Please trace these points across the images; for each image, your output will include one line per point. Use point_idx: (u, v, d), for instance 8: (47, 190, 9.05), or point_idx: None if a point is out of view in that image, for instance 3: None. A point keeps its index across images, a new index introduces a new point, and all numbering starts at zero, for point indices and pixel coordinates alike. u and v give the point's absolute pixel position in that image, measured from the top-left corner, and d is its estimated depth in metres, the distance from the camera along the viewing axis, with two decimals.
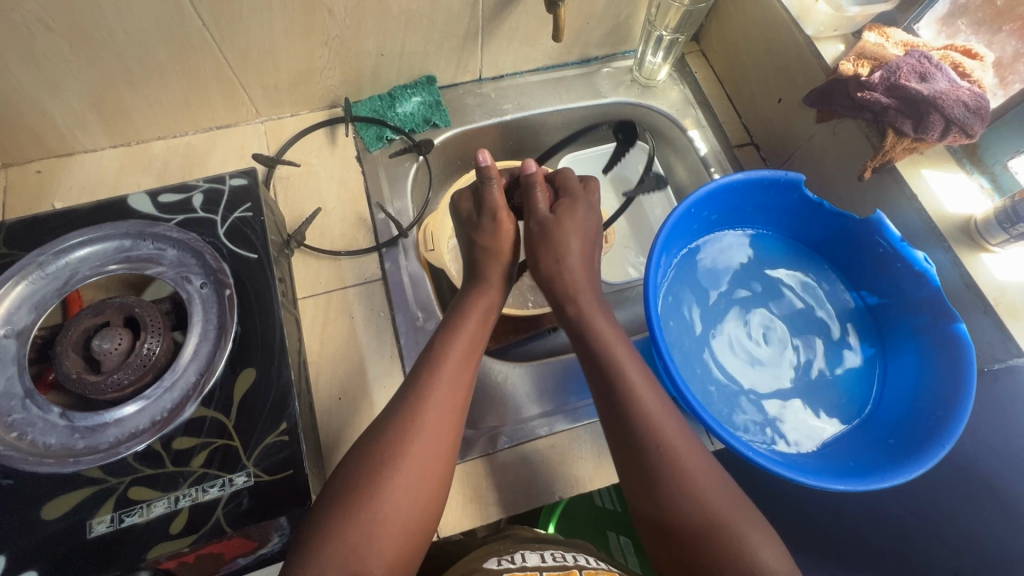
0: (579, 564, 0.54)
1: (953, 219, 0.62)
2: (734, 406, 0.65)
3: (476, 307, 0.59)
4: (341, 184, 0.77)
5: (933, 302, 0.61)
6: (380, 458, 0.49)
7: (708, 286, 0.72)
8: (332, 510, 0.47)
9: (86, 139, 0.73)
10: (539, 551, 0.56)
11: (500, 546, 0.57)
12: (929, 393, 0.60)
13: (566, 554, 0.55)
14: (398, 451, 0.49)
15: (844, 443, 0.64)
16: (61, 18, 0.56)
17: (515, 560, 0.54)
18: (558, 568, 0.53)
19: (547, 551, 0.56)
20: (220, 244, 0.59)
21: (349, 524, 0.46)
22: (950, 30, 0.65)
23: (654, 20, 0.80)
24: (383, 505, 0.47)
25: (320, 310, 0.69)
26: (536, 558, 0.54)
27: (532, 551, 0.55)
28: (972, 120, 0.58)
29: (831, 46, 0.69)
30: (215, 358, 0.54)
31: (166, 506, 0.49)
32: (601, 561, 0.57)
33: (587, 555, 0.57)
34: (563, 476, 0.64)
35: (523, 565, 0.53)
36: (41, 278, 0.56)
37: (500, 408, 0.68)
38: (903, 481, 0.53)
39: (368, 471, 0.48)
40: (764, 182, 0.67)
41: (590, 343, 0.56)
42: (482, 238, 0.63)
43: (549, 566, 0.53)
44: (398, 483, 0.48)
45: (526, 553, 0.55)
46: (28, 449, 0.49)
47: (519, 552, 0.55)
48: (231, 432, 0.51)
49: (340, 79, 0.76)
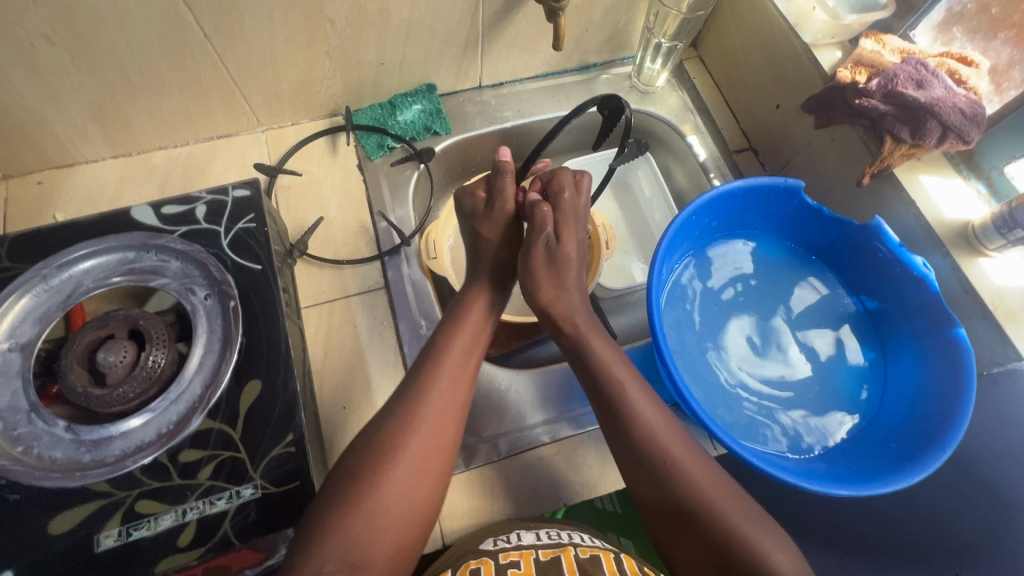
0: (574, 542, 0.53)
1: (951, 225, 0.62)
2: (734, 410, 0.66)
3: (480, 318, 0.59)
4: (343, 193, 0.77)
5: (932, 308, 0.61)
6: (379, 462, 0.48)
7: (709, 292, 0.73)
8: (330, 516, 0.46)
9: (86, 150, 0.73)
10: (534, 530, 0.55)
11: (497, 526, 0.57)
12: (930, 399, 0.60)
13: (561, 533, 0.55)
14: (400, 458, 0.49)
15: (846, 448, 0.64)
16: (63, 30, 0.56)
17: (511, 539, 0.54)
18: (554, 546, 0.53)
19: (542, 530, 0.55)
20: (224, 255, 0.59)
21: (346, 523, 0.45)
22: (946, 36, 0.66)
23: (653, 27, 0.80)
24: (382, 509, 0.47)
25: (323, 320, 0.70)
26: (532, 536, 0.54)
27: (527, 530, 0.55)
28: (969, 126, 0.59)
29: (828, 54, 0.70)
30: (221, 370, 0.54)
31: (173, 519, 0.49)
32: (597, 539, 0.56)
33: (582, 532, 0.56)
34: (567, 483, 0.65)
35: (518, 543, 0.53)
36: (45, 291, 0.56)
37: (503, 415, 0.68)
38: (905, 486, 0.53)
39: (367, 478, 0.47)
40: (763, 189, 0.68)
41: (599, 348, 0.57)
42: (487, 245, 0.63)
43: (545, 544, 0.53)
44: (398, 487, 0.48)
45: (522, 532, 0.55)
46: (34, 463, 0.49)
47: (516, 530, 0.55)
48: (237, 444, 0.52)
49: (341, 88, 0.76)
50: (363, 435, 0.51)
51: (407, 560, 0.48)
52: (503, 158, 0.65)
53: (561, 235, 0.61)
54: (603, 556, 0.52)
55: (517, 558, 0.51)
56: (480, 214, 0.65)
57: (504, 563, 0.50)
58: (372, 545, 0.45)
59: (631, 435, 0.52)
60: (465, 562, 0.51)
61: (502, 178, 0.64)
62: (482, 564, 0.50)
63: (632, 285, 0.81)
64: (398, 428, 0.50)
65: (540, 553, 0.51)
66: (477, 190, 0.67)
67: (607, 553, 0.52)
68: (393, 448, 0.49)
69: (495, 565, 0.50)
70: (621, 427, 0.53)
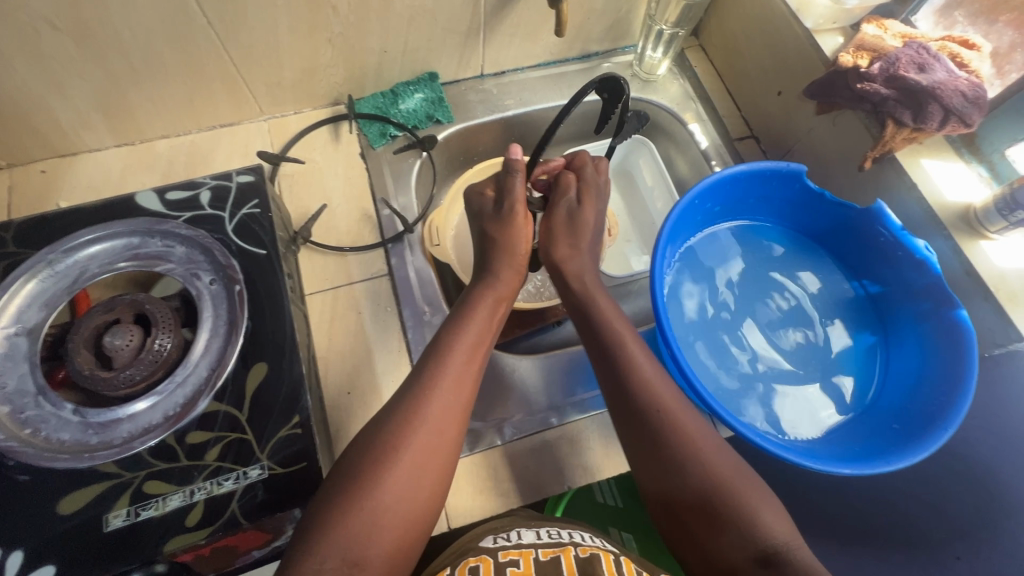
0: (575, 541, 0.53)
1: (952, 208, 0.63)
2: (736, 392, 0.66)
3: (490, 310, 0.59)
4: (346, 181, 0.77)
5: (934, 290, 0.62)
6: (383, 447, 0.49)
7: (712, 277, 0.73)
8: (335, 508, 0.46)
9: (89, 138, 0.73)
10: (535, 528, 0.55)
11: (498, 525, 0.57)
12: (933, 379, 0.61)
13: (562, 532, 0.55)
14: (403, 448, 0.49)
15: (848, 430, 0.64)
16: (65, 16, 0.56)
17: (511, 537, 0.54)
18: (554, 545, 0.53)
19: (543, 529, 0.56)
20: (229, 240, 0.59)
21: (350, 517, 0.45)
22: (947, 21, 0.66)
23: (654, 14, 0.80)
24: (383, 503, 0.47)
25: (328, 307, 0.70)
26: (533, 535, 0.54)
27: (528, 529, 0.55)
28: (970, 109, 0.59)
29: (830, 39, 0.70)
30: (227, 354, 0.54)
31: (181, 499, 0.49)
32: (598, 537, 0.56)
33: (584, 532, 0.56)
34: (570, 467, 0.65)
35: (518, 542, 0.53)
36: (51, 276, 0.56)
37: (508, 400, 0.68)
38: (908, 464, 0.54)
39: (372, 464, 0.48)
40: (766, 173, 0.68)
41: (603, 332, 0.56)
42: (491, 229, 0.63)
43: (545, 543, 0.53)
44: (401, 482, 0.48)
45: (522, 530, 0.55)
46: (42, 445, 0.50)
47: (516, 529, 0.55)
48: (244, 426, 0.52)
49: (343, 76, 0.76)
50: (370, 416, 0.52)
51: (408, 554, 0.48)
52: (515, 156, 0.62)
53: (575, 211, 0.61)
54: (603, 556, 0.51)
55: (517, 557, 0.51)
56: (489, 213, 0.64)
57: (504, 562, 0.50)
58: (373, 538, 0.46)
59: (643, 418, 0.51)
60: (464, 559, 0.51)
61: (513, 178, 0.62)
62: (481, 562, 0.50)
63: (634, 272, 0.81)
64: (404, 411, 0.51)
65: (539, 552, 0.51)
66: (486, 190, 0.66)
67: (606, 554, 0.52)
68: (400, 432, 0.50)
69: (494, 563, 0.50)
70: (633, 411, 0.52)
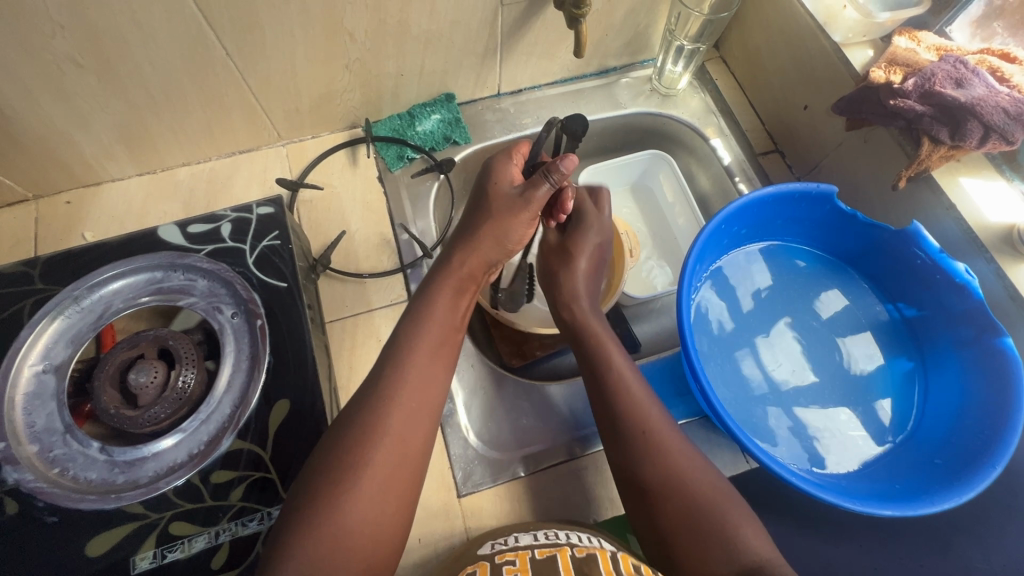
0: (572, 542, 0.50)
1: (994, 229, 0.60)
2: (766, 422, 0.64)
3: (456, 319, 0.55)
4: (364, 206, 0.77)
5: (976, 316, 0.59)
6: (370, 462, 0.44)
7: (738, 302, 0.71)
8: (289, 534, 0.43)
9: (112, 168, 0.74)
10: (533, 531, 0.53)
11: (497, 530, 0.55)
12: (975, 411, 0.58)
13: (559, 533, 0.52)
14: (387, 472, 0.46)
15: (887, 464, 0.62)
16: (89, 54, 0.57)
17: (508, 543, 0.52)
18: (551, 545, 0.49)
19: (541, 530, 0.53)
20: (249, 273, 0.59)
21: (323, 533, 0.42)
22: (985, 32, 0.64)
23: (675, 28, 0.78)
24: (350, 538, 0.42)
25: (348, 334, 0.69)
26: (529, 538, 0.52)
27: (525, 533, 0.53)
28: (1014, 126, 0.56)
29: (859, 52, 0.67)
30: (250, 390, 0.54)
31: (206, 541, 0.50)
32: (599, 538, 0.52)
33: (582, 532, 0.52)
34: (598, 497, 0.63)
35: (515, 545, 0.50)
36: (77, 312, 0.57)
37: (532, 430, 0.67)
38: (953, 505, 0.52)
39: None
40: (795, 195, 0.66)
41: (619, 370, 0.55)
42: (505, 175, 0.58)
43: (541, 544, 0.50)
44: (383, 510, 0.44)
45: (520, 535, 0.53)
46: (70, 485, 0.50)
47: (514, 534, 0.53)
48: (268, 465, 0.52)
49: (360, 100, 0.76)
50: None
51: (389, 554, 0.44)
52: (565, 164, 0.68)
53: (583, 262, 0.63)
54: (600, 554, 0.47)
55: (513, 557, 0.48)
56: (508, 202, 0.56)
57: (500, 562, 0.48)
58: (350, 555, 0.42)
59: (635, 449, 0.50)
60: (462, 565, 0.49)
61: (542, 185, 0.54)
62: (479, 568, 0.48)
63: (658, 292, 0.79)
64: (379, 431, 0.46)
65: (536, 552, 0.48)
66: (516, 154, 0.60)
67: (604, 552, 0.48)
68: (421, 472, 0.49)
69: (491, 565, 0.47)
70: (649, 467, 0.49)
